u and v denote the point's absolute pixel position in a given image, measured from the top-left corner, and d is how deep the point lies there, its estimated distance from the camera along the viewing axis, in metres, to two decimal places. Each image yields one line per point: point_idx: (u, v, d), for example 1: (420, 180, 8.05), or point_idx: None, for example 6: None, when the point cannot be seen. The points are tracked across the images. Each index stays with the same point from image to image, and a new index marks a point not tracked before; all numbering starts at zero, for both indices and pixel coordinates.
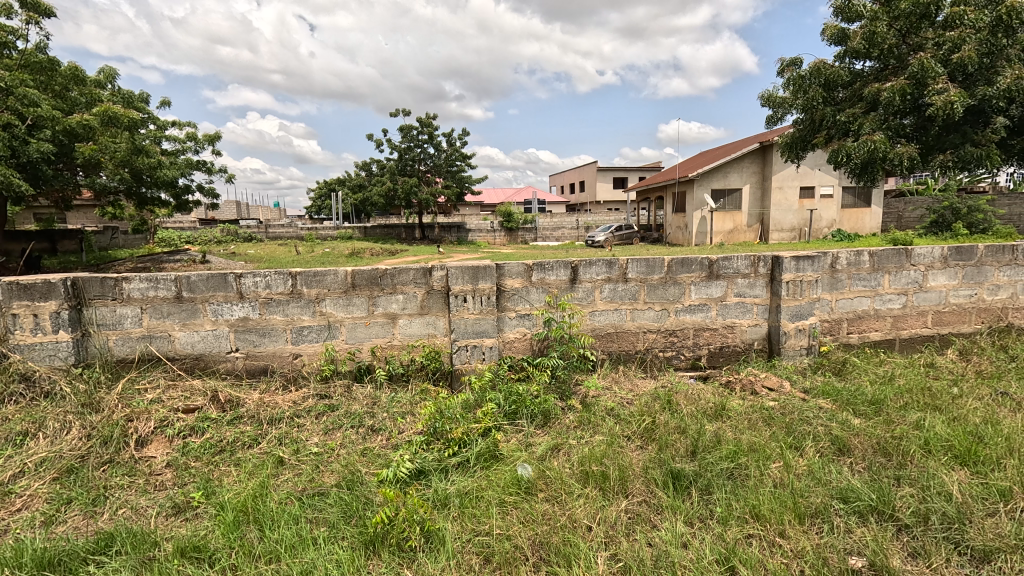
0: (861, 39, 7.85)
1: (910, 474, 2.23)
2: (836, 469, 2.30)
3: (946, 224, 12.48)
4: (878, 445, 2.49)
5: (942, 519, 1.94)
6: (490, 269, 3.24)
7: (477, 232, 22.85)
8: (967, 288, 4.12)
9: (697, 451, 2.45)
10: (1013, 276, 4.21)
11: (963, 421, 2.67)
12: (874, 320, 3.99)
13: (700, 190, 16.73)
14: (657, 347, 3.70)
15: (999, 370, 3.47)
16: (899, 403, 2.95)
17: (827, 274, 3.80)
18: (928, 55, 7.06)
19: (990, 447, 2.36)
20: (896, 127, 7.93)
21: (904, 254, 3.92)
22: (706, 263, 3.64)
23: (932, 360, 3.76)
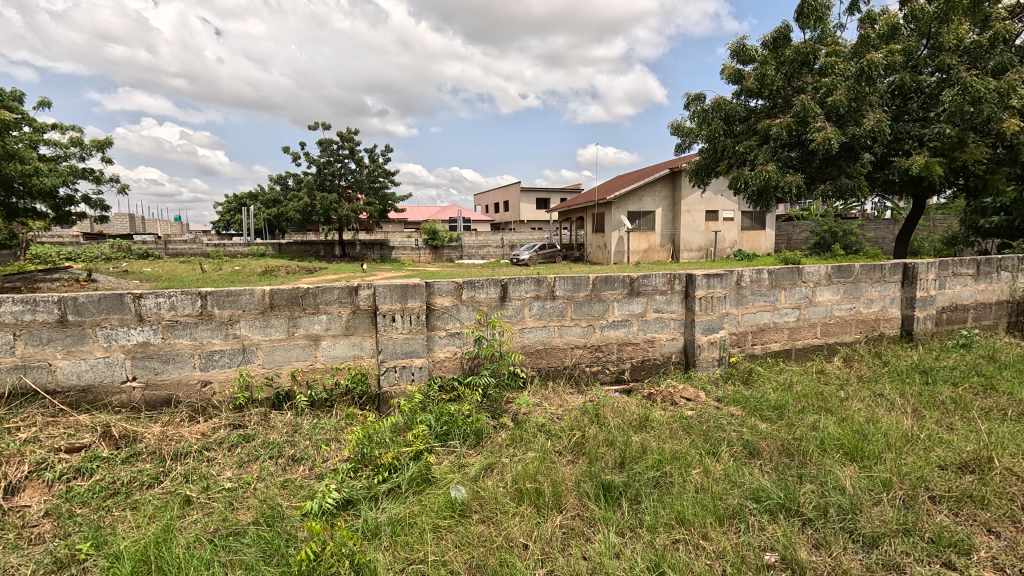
0: (753, 80, 8.74)
1: (810, 472, 2.45)
2: (749, 471, 2.49)
3: (827, 245, 14.16)
4: (782, 446, 2.73)
5: (839, 511, 2.16)
6: (419, 287, 3.20)
7: (400, 250, 22.34)
8: (848, 302, 4.65)
9: (625, 462, 2.54)
10: (883, 292, 4.80)
11: (850, 421, 3.00)
12: (774, 332, 4.38)
13: (617, 212, 17.63)
14: (584, 362, 3.80)
15: (875, 375, 3.94)
16: (798, 408, 3.26)
17: (734, 290, 4.14)
18: (808, 98, 7.96)
19: (872, 443, 2.68)
20: (785, 159, 8.82)
21: (796, 272, 4.37)
22: (627, 280, 3.83)
23: (822, 367, 4.20)
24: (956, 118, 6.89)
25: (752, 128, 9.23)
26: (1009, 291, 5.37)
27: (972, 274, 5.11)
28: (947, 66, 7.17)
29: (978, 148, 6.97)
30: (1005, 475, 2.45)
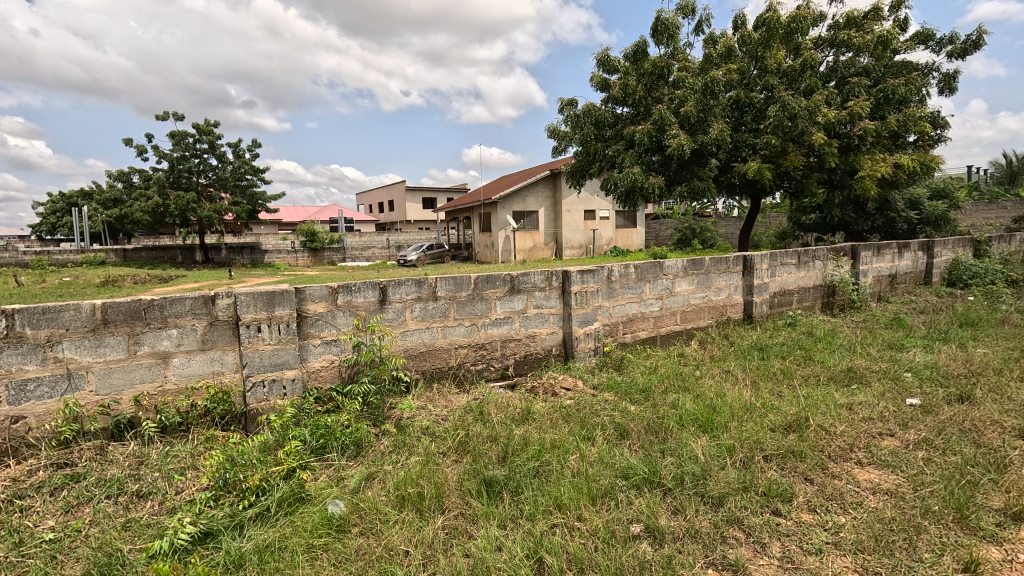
0: (618, 89, 9.44)
1: (670, 446, 2.73)
2: (619, 451, 2.69)
3: (688, 241, 15.82)
4: (648, 425, 2.99)
5: (692, 478, 2.42)
6: (288, 293, 2.98)
7: (275, 253, 20.67)
8: (701, 291, 5.23)
9: (507, 456, 2.61)
10: (728, 281, 5.47)
11: (703, 397, 3.38)
12: (641, 321, 4.79)
13: (503, 212, 18.00)
14: (469, 361, 3.83)
15: (724, 354, 4.49)
16: (661, 389, 3.60)
17: (605, 285, 4.45)
18: (664, 108, 8.78)
19: (720, 415, 3.05)
20: (648, 163, 9.58)
21: (658, 266, 4.82)
22: (508, 279, 3.94)
23: (682, 350, 4.69)
24: (778, 130, 8.07)
25: (619, 133, 9.97)
26: (822, 276, 6.42)
27: (795, 263, 6.03)
28: (771, 85, 8.37)
29: (796, 157, 8.29)
30: (818, 431, 2.94)
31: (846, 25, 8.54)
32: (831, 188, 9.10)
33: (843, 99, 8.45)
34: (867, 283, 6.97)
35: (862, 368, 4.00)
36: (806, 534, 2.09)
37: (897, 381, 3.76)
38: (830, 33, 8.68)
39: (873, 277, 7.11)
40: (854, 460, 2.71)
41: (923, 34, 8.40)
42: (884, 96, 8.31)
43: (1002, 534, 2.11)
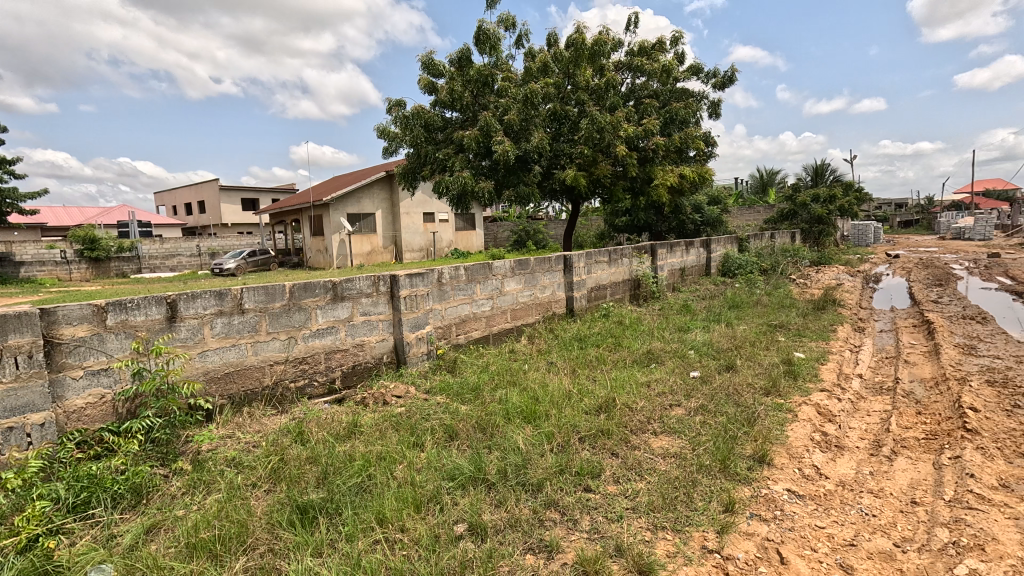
0: (446, 93, 9.53)
1: (496, 441, 2.82)
2: (447, 453, 2.70)
3: (523, 242, 16.79)
4: (476, 423, 3.05)
5: (515, 469, 2.54)
6: (29, 317, 2.38)
7: (36, 266, 16.59)
8: (528, 290, 5.54)
9: (327, 476, 2.44)
10: (552, 279, 5.88)
11: (528, 389, 3.59)
12: (473, 322, 4.90)
13: (336, 214, 16.94)
14: (287, 378, 3.49)
15: (549, 347, 4.84)
16: (490, 386, 3.72)
17: (435, 288, 4.45)
18: (489, 114, 9.09)
19: (542, 406, 3.26)
20: (477, 167, 9.79)
21: (486, 267, 4.98)
22: (329, 286, 3.69)
23: (513, 347, 4.91)
24: (589, 141, 8.96)
25: (449, 137, 10.09)
26: (630, 271, 7.32)
27: (607, 261, 6.76)
28: (582, 101, 9.26)
29: (604, 166, 9.32)
30: (622, 408, 3.33)
31: (639, 53, 9.86)
32: (635, 194, 10.43)
33: (640, 117, 9.75)
34: (664, 276, 8.15)
35: (658, 349, 4.65)
36: (609, 504, 2.34)
37: (683, 358, 4.45)
38: (627, 59, 9.93)
39: (668, 271, 8.33)
40: (650, 430, 3.12)
41: (695, 67, 10.11)
42: (670, 117, 9.80)
43: (750, 475, 2.62)
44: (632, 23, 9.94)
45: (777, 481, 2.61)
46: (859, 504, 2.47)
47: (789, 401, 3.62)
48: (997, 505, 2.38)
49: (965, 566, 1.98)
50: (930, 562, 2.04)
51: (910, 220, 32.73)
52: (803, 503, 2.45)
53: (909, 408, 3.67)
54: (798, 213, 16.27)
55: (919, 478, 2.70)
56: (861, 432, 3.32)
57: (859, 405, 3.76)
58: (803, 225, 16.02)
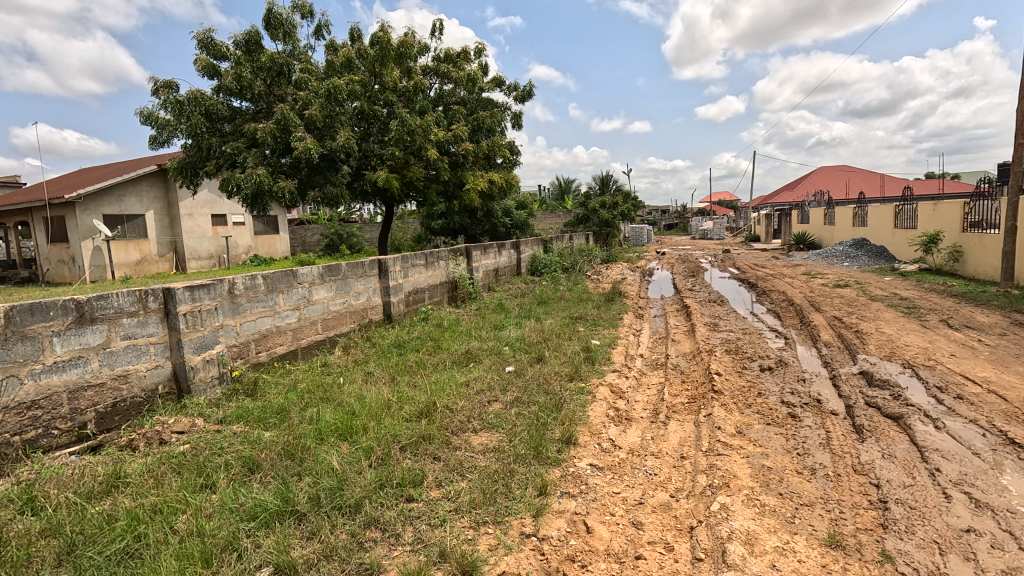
0: (231, 79, 8.33)
1: (308, 465, 2.57)
2: (247, 490, 2.36)
3: (335, 246, 15.82)
4: (282, 450, 2.73)
5: (329, 493, 2.34)
6: None
7: None
8: (340, 297, 5.18)
9: (76, 549, 1.92)
10: (366, 285, 5.60)
11: (343, 404, 3.37)
12: (277, 336, 4.39)
13: (86, 215, 13.25)
14: (7, 432, 2.64)
15: (366, 356, 4.62)
16: (300, 405, 3.38)
17: (226, 300, 3.87)
18: (287, 107, 8.19)
19: (359, 420, 3.08)
20: (275, 164, 8.68)
21: (290, 275, 4.52)
22: (71, 306, 2.91)
23: (325, 360, 4.54)
24: (399, 143, 8.78)
25: (239, 129, 8.88)
26: (446, 274, 7.40)
27: (423, 264, 6.74)
28: (390, 101, 9.05)
29: (417, 169, 9.28)
30: (443, 411, 3.34)
31: (445, 60, 10.07)
32: (448, 198, 10.63)
33: (449, 123, 9.96)
34: (479, 277, 8.47)
35: (475, 348, 4.80)
36: (432, 510, 2.31)
37: (498, 355, 4.67)
38: (434, 64, 10.06)
39: (483, 272, 8.68)
40: (471, 429, 3.18)
41: (497, 79, 10.73)
42: (477, 125, 10.23)
43: (560, 457, 2.86)
44: (437, 30, 10.09)
45: (582, 458, 2.89)
46: (645, 466, 2.89)
47: (588, 383, 4.07)
48: (735, 448, 3.02)
49: (718, 502, 2.46)
50: (695, 505, 2.48)
51: (671, 224, 39.99)
52: (603, 474, 2.77)
53: (676, 378, 4.45)
54: (590, 217, 18.54)
55: (685, 436, 3.28)
56: (644, 404, 3.90)
57: (641, 381, 4.42)
58: (594, 228, 18.32)
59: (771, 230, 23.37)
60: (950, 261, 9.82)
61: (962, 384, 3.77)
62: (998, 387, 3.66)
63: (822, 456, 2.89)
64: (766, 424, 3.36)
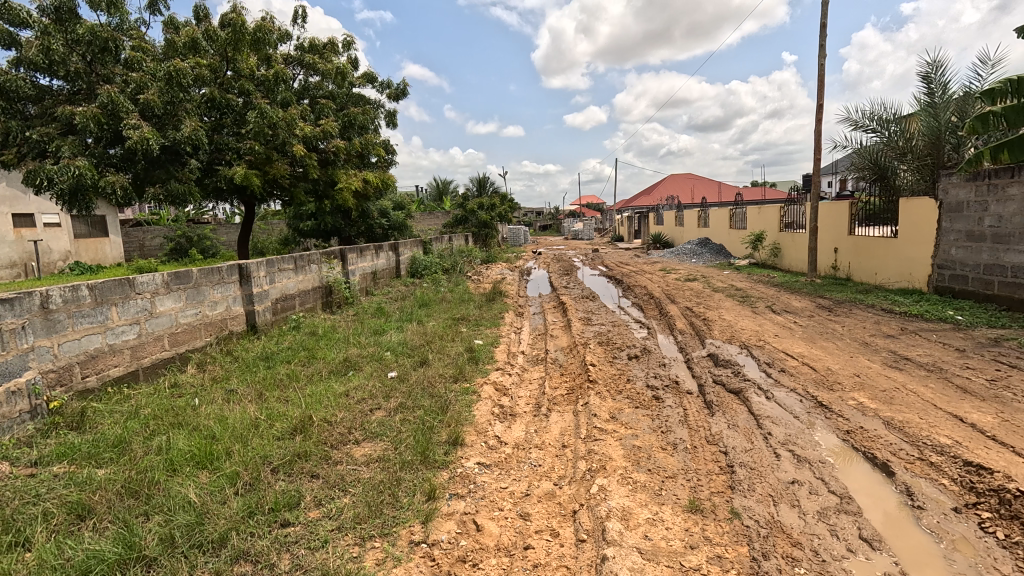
0: (36, 51, 6.86)
1: (157, 502, 2.23)
2: (75, 542, 1.97)
3: (184, 251, 13.94)
4: (122, 489, 2.33)
5: (185, 530, 2.06)
6: None
7: None
8: (192, 308, 4.58)
9: None
10: (224, 293, 5.02)
11: (200, 428, 2.98)
12: (111, 357, 3.75)
13: None
14: None
15: (227, 372, 4.16)
16: (145, 435, 2.92)
17: (38, 317, 3.22)
18: (115, 89, 6.92)
19: (221, 444, 2.75)
20: (102, 155, 7.32)
21: (126, 285, 3.89)
22: None
23: (175, 380, 3.97)
24: (259, 137, 8.01)
25: (49, 111, 7.38)
26: (319, 278, 6.93)
27: (292, 269, 6.23)
28: (247, 91, 8.22)
29: (281, 165, 8.56)
30: (320, 425, 3.12)
31: (310, 50, 9.43)
32: (319, 198, 9.97)
33: (317, 117, 9.33)
34: (356, 280, 8.07)
35: (355, 355, 4.56)
36: (311, 532, 2.14)
37: (380, 361, 4.50)
38: (297, 53, 9.36)
39: (359, 275, 8.30)
40: (352, 440, 3.01)
41: (368, 74, 10.33)
42: (348, 121, 9.75)
43: (447, 459, 2.84)
44: (299, 17, 9.40)
45: (469, 458, 2.90)
46: (530, 459, 3.00)
47: (473, 383, 4.10)
48: (610, 432, 3.26)
49: (597, 484, 2.63)
50: (577, 489, 2.63)
51: (545, 225, 41.91)
52: (490, 471, 2.81)
53: (556, 372, 4.68)
54: (468, 218, 18.69)
55: (565, 426, 3.46)
56: (527, 398, 4.04)
57: (524, 377, 4.57)
58: (473, 229, 18.51)
59: (633, 231, 25.65)
60: (771, 256, 11.65)
61: (784, 358, 4.50)
62: (809, 359, 4.43)
63: (681, 431, 3.24)
64: (635, 408, 3.68)
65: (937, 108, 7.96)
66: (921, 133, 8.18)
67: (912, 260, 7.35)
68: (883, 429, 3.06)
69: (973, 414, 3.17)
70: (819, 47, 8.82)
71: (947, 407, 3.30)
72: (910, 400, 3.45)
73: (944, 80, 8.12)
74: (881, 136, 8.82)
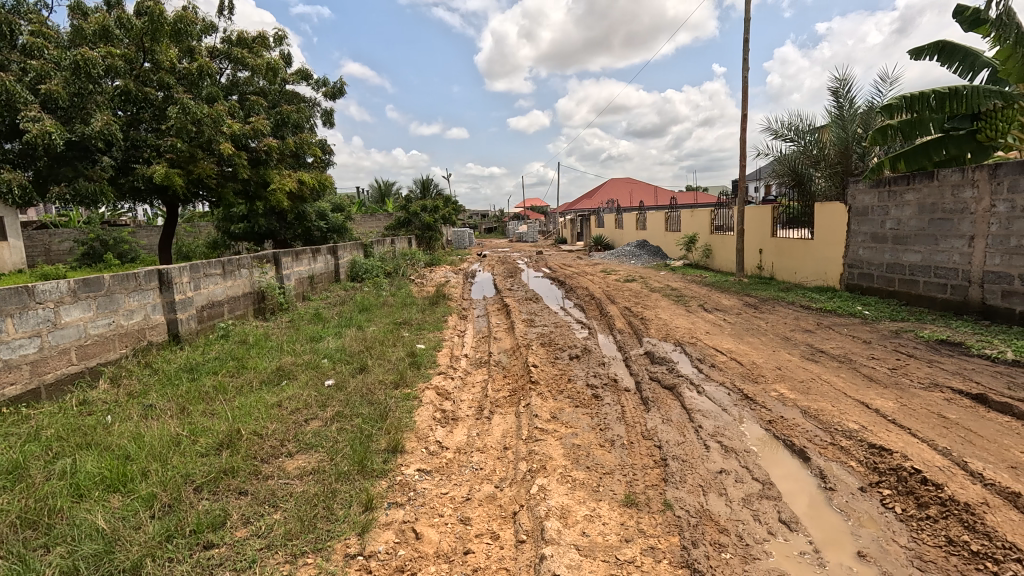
0: None
1: (58, 533, 2.04)
2: None
3: (98, 255, 12.83)
4: (16, 519, 2.11)
5: (91, 561, 1.90)
6: None
7: None
8: (104, 318, 4.21)
9: None
10: (142, 301, 4.65)
11: (113, 448, 2.76)
12: (5, 374, 3.38)
13: None
14: None
15: (145, 386, 3.86)
16: (45, 458, 2.65)
17: None
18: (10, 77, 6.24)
19: (135, 464, 2.55)
20: None
21: (24, 293, 3.53)
22: None
23: (84, 396, 3.64)
24: (181, 135, 7.50)
25: None
26: (250, 284, 6.58)
27: (220, 273, 5.88)
28: (167, 84, 7.68)
29: (206, 164, 8.06)
30: (249, 439, 2.96)
31: (238, 44, 8.97)
32: (250, 199, 9.49)
33: (246, 114, 8.88)
34: (291, 285, 7.73)
35: (289, 364, 4.37)
36: (237, 552, 2.03)
37: (316, 369, 4.33)
38: (224, 46, 8.87)
39: (295, 280, 7.96)
40: (285, 453, 2.88)
41: (303, 71, 9.95)
42: (281, 119, 9.35)
43: (386, 467, 2.77)
44: (226, 9, 8.90)
45: (409, 465, 2.85)
46: (471, 463, 2.99)
47: (414, 388, 4.03)
48: (550, 432, 3.31)
49: (537, 484, 2.66)
50: (517, 491, 2.64)
51: (491, 227, 41.97)
52: (431, 477, 2.77)
53: (499, 374, 4.69)
54: (412, 220, 18.39)
55: (507, 427, 3.48)
56: (469, 402, 4.02)
57: (467, 380, 4.56)
58: (417, 231, 18.27)
59: (575, 234, 26.23)
60: (703, 257, 12.26)
61: (714, 354, 4.75)
62: (736, 355, 4.69)
63: (619, 428, 3.34)
64: (576, 406, 3.75)
65: (845, 121, 8.71)
66: (832, 143, 8.91)
67: (827, 260, 7.96)
68: (801, 418, 3.29)
69: (877, 400, 3.47)
70: (743, 61, 9.39)
71: (856, 395, 3.60)
72: (824, 389, 3.73)
73: (851, 96, 8.89)
74: (798, 145, 9.50)
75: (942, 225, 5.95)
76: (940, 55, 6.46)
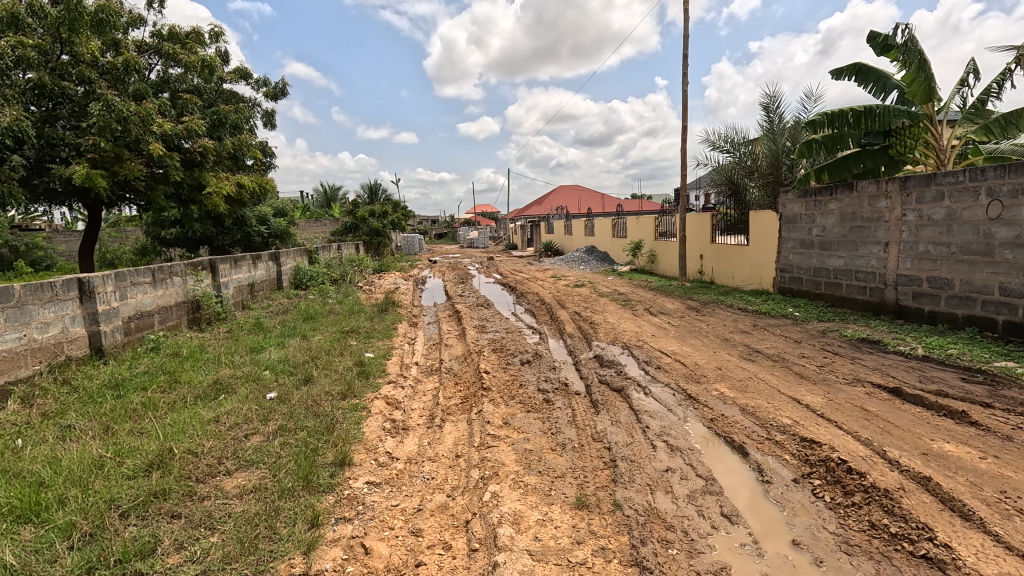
0: None
1: None
2: None
3: (6, 263, 11.69)
4: None
5: None
6: None
7: None
8: (13, 332, 3.85)
9: None
10: (58, 312, 4.28)
11: (24, 474, 2.51)
12: None
13: None
14: None
15: (63, 405, 3.55)
16: None
17: None
18: None
19: (49, 491, 2.33)
20: None
21: None
22: None
23: None
24: (105, 133, 6.99)
25: None
26: (183, 293, 6.20)
27: (150, 282, 5.51)
28: (88, 79, 7.13)
29: (134, 165, 7.53)
30: (182, 458, 2.78)
31: (169, 39, 8.49)
32: (183, 202, 8.96)
33: (179, 113, 8.39)
34: (229, 294, 7.34)
35: (227, 377, 4.14)
36: None
37: (257, 382, 4.12)
38: (153, 40, 8.37)
39: (233, 288, 7.56)
40: (222, 472, 2.72)
41: (241, 70, 9.52)
42: (217, 119, 8.90)
43: (333, 481, 2.68)
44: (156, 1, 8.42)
45: (358, 478, 2.77)
46: (422, 473, 2.94)
47: (363, 399, 3.92)
48: (502, 438, 3.31)
49: (489, 491, 2.65)
50: (469, 499, 2.62)
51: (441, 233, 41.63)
52: (381, 489, 2.70)
53: (450, 381, 4.65)
54: (359, 226, 17.95)
55: (459, 435, 3.45)
56: (420, 411, 3.96)
57: (417, 389, 4.48)
58: (364, 237, 17.84)
59: (526, 240, 26.47)
60: (649, 263, 12.68)
61: (659, 356, 4.92)
62: (680, 356, 4.87)
63: (569, 431, 3.39)
64: (527, 412, 3.78)
65: (775, 134, 9.29)
66: (764, 155, 9.47)
67: (761, 264, 8.43)
68: (740, 415, 3.46)
69: (807, 396, 3.71)
70: (682, 76, 9.84)
71: (789, 391, 3.83)
72: (760, 387, 3.94)
73: (780, 111, 9.50)
74: (734, 156, 10.02)
75: (861, 232, 6.45)
76: (858, 76, 7.02)
